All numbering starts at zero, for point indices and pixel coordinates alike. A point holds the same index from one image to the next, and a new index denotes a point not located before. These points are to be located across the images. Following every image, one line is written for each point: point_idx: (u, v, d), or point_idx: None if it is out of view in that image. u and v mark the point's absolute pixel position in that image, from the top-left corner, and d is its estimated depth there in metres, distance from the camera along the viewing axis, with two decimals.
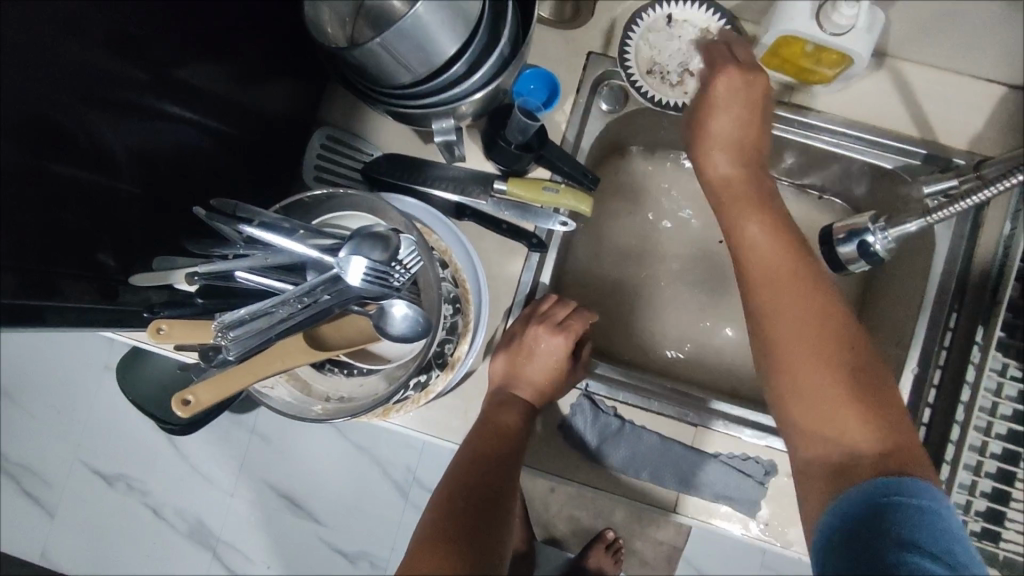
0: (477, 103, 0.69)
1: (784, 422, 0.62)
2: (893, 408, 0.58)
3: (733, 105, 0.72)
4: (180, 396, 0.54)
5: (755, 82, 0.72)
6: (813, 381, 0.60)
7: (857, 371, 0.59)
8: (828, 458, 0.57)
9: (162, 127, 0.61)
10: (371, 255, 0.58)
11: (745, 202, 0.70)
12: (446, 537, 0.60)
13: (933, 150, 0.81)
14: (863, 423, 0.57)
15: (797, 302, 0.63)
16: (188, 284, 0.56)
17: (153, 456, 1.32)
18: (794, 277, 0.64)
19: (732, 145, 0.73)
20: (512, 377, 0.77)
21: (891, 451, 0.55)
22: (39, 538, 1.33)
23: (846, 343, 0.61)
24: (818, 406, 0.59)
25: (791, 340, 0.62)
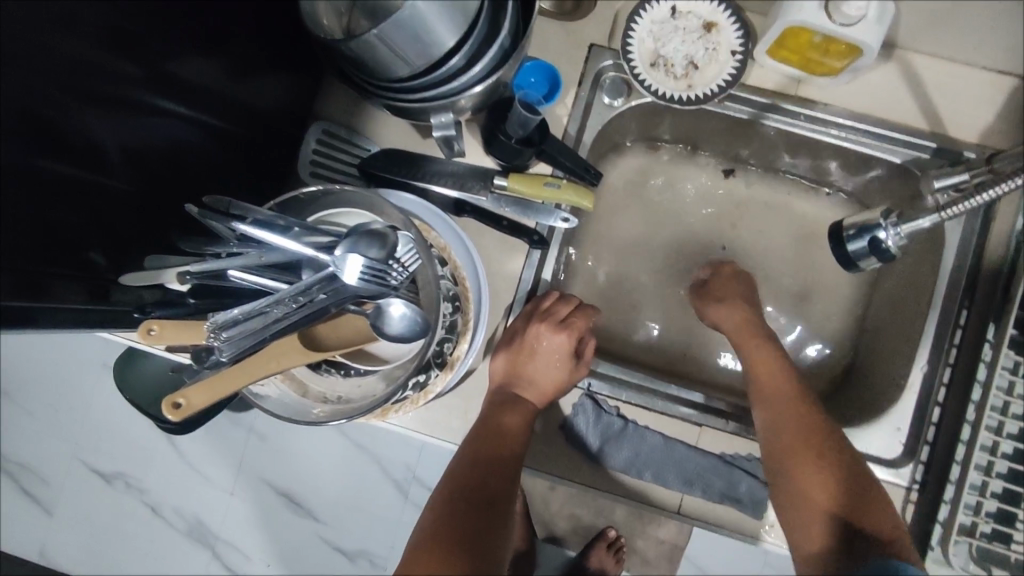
0: (476, 96, 0.67)
1: (785, 513, 0.71)
2: (885, 508, 0.68)
3: (728, 294, 0.85)
4: (172, 399, 0.52)
5: (745, 281, 0.86)
6: (814, 482, 0.69)
7: (850, 474, 0.69)
8: (829, 546, 0.66)
9: (154, 123, 0.60)
10: (368, 252, 0.57)
11: (758, 351, 0.79)
12: (444, 539, 0.60)
13: (943, 144, 0.79)
14: (857, 516, 0.67)
15: (797, 418, 0.73)
16: (180, 284, 0.55)
17: (149, 454, 1.23)
18: (790, 388, 0.75)
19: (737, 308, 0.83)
20: (513, 377, 0.75)
21: (886, 543, 0.65)
22: (37, 537, 1.25)
23: (836, 448, 0.71)
24: (818, 504, 0.68)
25: (791, 447, 0.71)
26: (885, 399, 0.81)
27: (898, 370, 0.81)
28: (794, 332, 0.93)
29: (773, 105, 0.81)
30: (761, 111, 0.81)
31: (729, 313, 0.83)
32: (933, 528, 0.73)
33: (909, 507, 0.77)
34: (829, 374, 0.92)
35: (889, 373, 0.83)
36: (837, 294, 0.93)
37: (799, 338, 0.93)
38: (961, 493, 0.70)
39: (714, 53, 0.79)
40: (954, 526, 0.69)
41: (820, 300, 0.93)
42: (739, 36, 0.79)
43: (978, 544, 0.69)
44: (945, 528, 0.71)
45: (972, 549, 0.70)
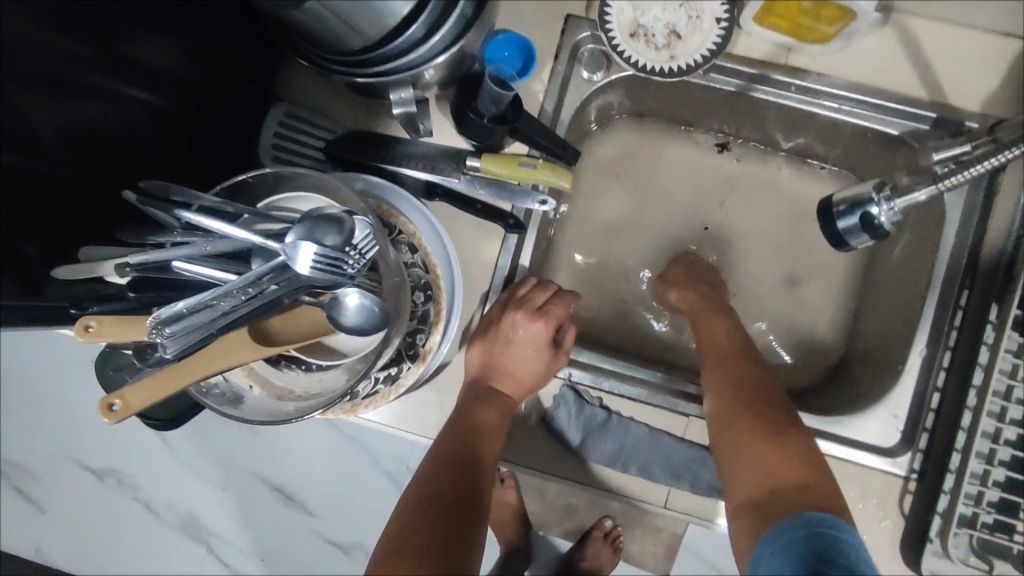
0: (438, 67, 0.64)
1: (724, 473, 0.64)
2: (820, 462, 0.61)
3: (691, 279, 0.83)
4: (105, 400, 0.50)
5: (702, 268, 0.85)
6: (746, 433, 0.63)
7: (786, 427, 0.64)
8: (757, 493, 0.59)
9: (94, 105, 0.56)
10: (324, 240, 0.53)
11: (711, 323, 0.76)
12: (409, 548, 0.55)
13: (942, 113, 0.75)
14: (788, 464, 0.60)
15: (737, 375, 0.69)
16: (120, 276, 0.51)
17: (139, 449, 1.12)
18: (727, 351, 0.72)
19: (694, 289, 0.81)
20: (488, 368, 0.72)
21: (814, 488, 0.57)
22: (28, 534, 1.13)
23: (770, 408, 0.65)
24: (750, 454, 0.62)
25: (726, 406, 0.67)
26: (881, 384, 0.78)
27: (896, 354, 0.77)
28: (787, 314, 0.89)
29: (760, 76, 0.77)
30: (750, 83, 0.77)
31: (687, 294, 0.81)
32: (931, 519, 0.70)
33: (906, 496, 0.74)
34: (824, 358, 0.88)
35: (886, 357, 0.79)
36: (833, 275, 0.89)
37: (793, 321, 0.89)
38: (960, 483, 0.66)
39: (698, 21, 0.74)
40: (953, 517, 0.66)
41: (815, 281, 0.89)
42: (725, 2, 0.74)
43: (979, 536, 0.65)
44: (944, 519, 0.67)
45: (972, 540, 0.67)
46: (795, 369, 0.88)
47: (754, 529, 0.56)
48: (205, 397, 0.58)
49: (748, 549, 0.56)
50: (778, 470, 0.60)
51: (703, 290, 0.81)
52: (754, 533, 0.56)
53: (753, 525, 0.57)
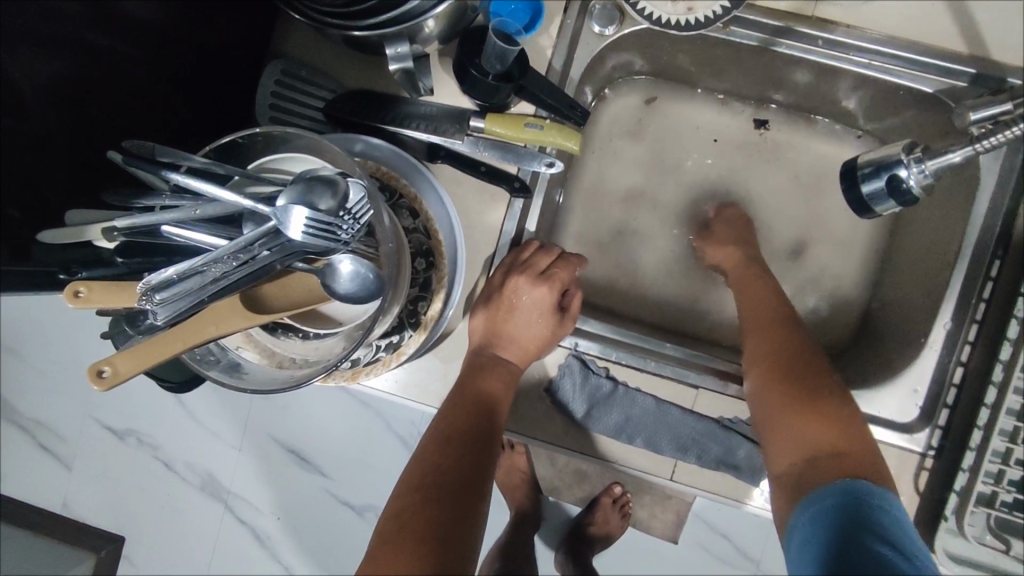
0: (440, 20, 0.60)
1: (761, 441, 0.63)
2: (861, 429, 0.60)
3: (731, 236, 0.80)
4: (95, 365, 0.47)
5: (747, 223, 0.82)
6: (780, 403, 0.62)
7: (823, 391, 0.62)
8: (793, 464, 0.59)
9: (74, 60, 0.54)
10: (317, 204, 0.51)
11: (751, 289, 0.73)
12: (416, 528, 0.54)
13: (984, 69, 0.69)
14: (824, 434, 0.59)
15: (773, 344, 0.66)
16: (109, 241, 0.51)
17: (156, 409, 1.14)
18: (766, 313, 0.70)
19: (740, 246, 0.78)
20: (493, 335, 0.70)
21: (848, 455, 0.57)
22: (53, 489, 1.16)
23: (807, 368, 0.64)
24: (787, 423, 0.61)
25: (764, 368, 0.65)
26: (903, 357, 0.74)
27: (919, 326, 0.74)
28: (806, 285, 0.86)
29: (786, 29, 0.72)
30: (773, 36, 0.72)
31: (732, 249, 0.78)
32: (947, 496, 0.68)
33: (923, 474, 0.71)
34: (844, 330, 0.85)
35: (908, 329, 0.76)
36: (855, 244, 0.85)
37: (812, 291, 0.85)
38: (981, 459, 0.63)
39: None
40: (970, 496, 0.63)
41: (836, 248, 0.86)
42: None
43: (997, 514, 0.63)
44: (962, 498, 0.65)
45: (990, 519, 0.64)
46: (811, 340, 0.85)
47: (790, 502, 0.56)
48: (201, 366, 0.56)
49: (785, 516, 0.56)
50: (816, 435, 0.59)
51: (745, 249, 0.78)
52: (792, 504, 0.56)
53: (788, 494, 0.57)
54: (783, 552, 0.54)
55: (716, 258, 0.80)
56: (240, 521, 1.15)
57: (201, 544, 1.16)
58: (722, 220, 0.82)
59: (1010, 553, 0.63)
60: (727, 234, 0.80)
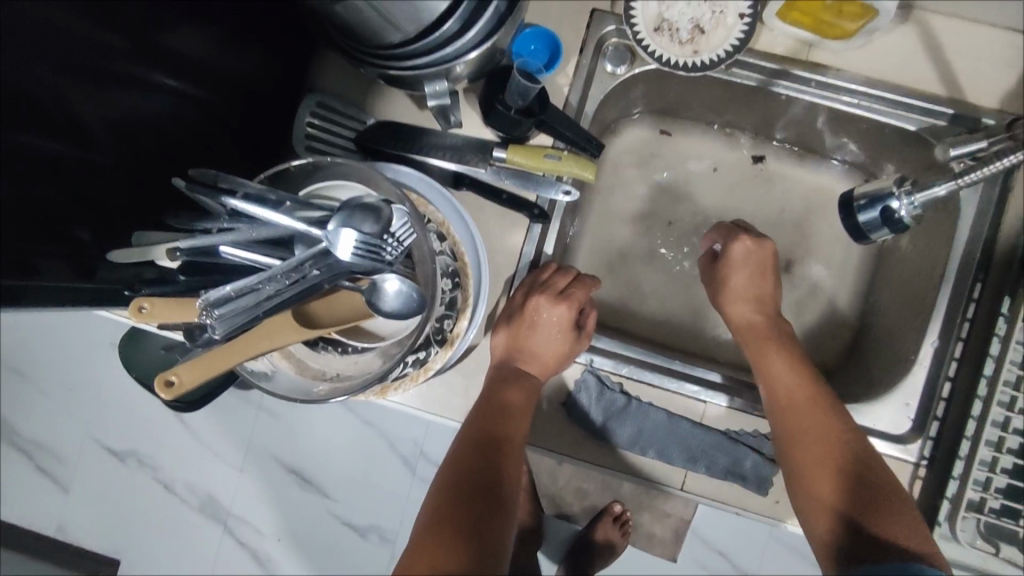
0: (471, 64, 0.66)
1: (805, 521, 0.68)
2: (902, 494, 0.65)
3: (748, 287, 0.80)
4: (163, 375, 0.51)
5: (766, 259, 0.80)
6: (824, 476, 0.67)
7: (865, 476, 0.66)
8: (842, 546, 0.63)
9: (139, 96, 0.59)
10: (362, 227, 0.55)
11: (769, 350, 0.76)
12: (452, 526, 0.58)
13: (962, 110, 0.76)
14: (872, 517, 0.63)
15: (811, 423, 0.70)
16: (170, 260, 0.53)
17: (160, 431, 1.15)
18: (799, 387, 0.73)
19: (761, 306, 0.80)
20: (516, 350, 0.74)
21: (898, 536, 0.61)
22: (50, 513, 1.17)
23: (846, 450, 0.68)
24: (834, 509, 0.65)
25: (805, 451, 0.69)
26: (894, 374, 0.80)
27: (908, 344, 0.79)
28: (800, 307, 0.91)
29: (783, 71, 0.78)
30: (771, 78, 0.79)
31: (752, 306, 0.80)
32: (940, 504, 0.72)
33: (916, 483, 0.76)
34: (836, 349, 0.90)
35: (898, 347, 0.81)
36: (845, 268, 0.91)
37: (804, 313, 0.91)
38: (970, 467, 0.68)
39: (721, 16, 0.76)
40: (962, 502, 0.68)
41: (827, 272, 0.91)
42: None
43: (986, 519, 0.68)
44: (953, 504, 0.69)
45: (980, 524, 0.69)
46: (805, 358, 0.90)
47: None
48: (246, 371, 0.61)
49: None
50: (868, 517, 0.63)
51: (765, 309, 0.80)
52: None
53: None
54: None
55: (735, 316, 0.80)
56: (241, 544, 1.17)
57: (200, 566, 1.17)
58: (734, 270, 0.80)
59: (1000, 557, 0.68)
60: (749, 290, 0.80)
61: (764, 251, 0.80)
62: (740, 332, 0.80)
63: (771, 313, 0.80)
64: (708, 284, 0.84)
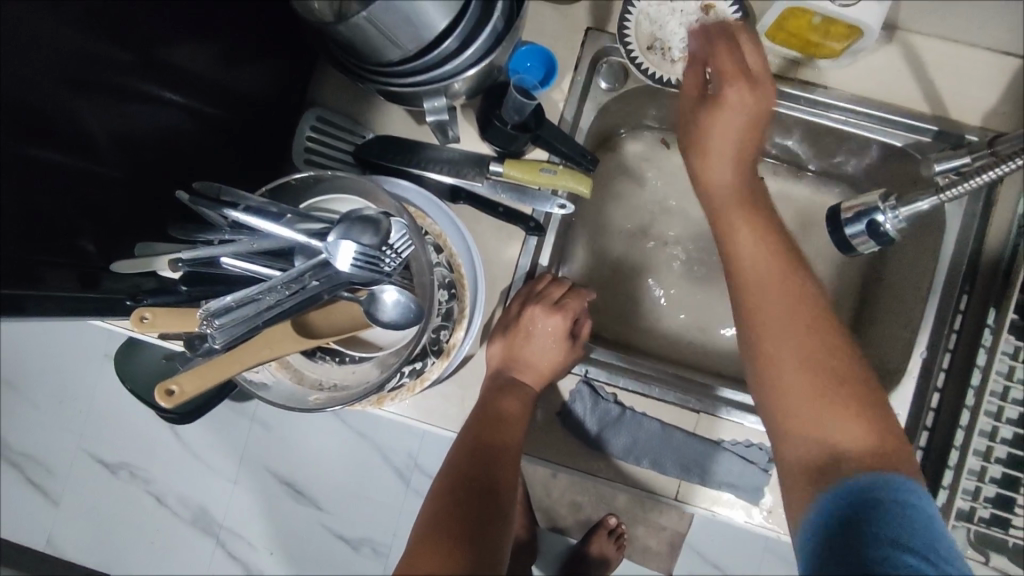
0: (469, 81, 0.67)
1: (774, 433, 0.61)
2: (888, 413, 0.58)
3: (726, 139, 0.68)
4: (164, 385, 0.52)
5: (758, 122, 0.68)
6: (806, 393, 0.59)
7: (849, 383, 0.59)
8: (813, 462, 0.57)
9: (144, 110, 0.60)
10: (361, 239, 0.56)
11: (743, 229, 0.67)
12: (449, 532, 0.59)
13: (946, 127, 0.78)
14: (851, 430, 0.56)
15: (790, 320, 0.62)
16: (172, 271, 0.55)
17: (153, 443, 1.15)
18: (775, 277, 0.64)
19: (743, 68, 0.67)
20: (511, 361, 0.75)
21: (881, 456, 0.55)
22: (39, 527, 1.16)
23: (825, 348, 0.61)
24: (813, 418, 0.58)
25: (783, 358, 0.61)
26: (884, 385, 0.81)
27: (897, 355, 0.81)
28: None
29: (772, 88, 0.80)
30: None
31: (730, 174, 0.69)
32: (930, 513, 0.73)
33: None
34: None
35: (888, 359, 0.82)
36: (836, 281, 0.93)
37: None
38: (959, 477, 0.69)
39: None
40: (952, 511, 0.69)
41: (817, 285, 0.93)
42: (738, 18, 0.78)
43: (975, 529, 0.69)
44: (943, 514, 0.70)
45: (970, 534, 0.70)
46: None
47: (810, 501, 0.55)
48: (248, 383, 0.62)
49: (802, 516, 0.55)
50: (845, 432, 0.57)
51: (742, 171, 0.70)
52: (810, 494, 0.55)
53: (809, 493, 0.55)
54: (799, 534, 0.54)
55: (708, 173, 0.70)
56: (232, 558, 1.16)
57: None
58: (710, 107, 0.68)
59: (990, 565, 0.69)
60: (726, 139, 0.68)
61: (760, 95, 0.67)
62: (711, 208, 0.71)
63: (749, 178, 0.70)
64: (679, 123, 0.73)
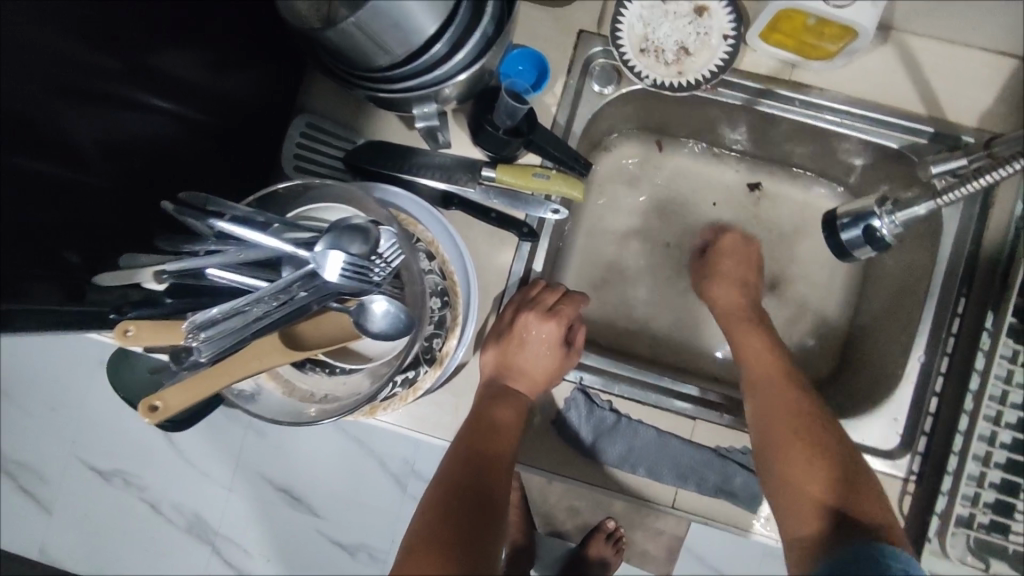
0: (459, 85, 0.66)
1: (777, 498, 0.68)
2: (876, 492, 0.66)
3: (730, 268, 0.86)
4: (148, 400, 0.51)
5: (749, 255, 0.88)
6: (807, 462, 0.67)
7: (842, 457, 0.68)
8: (817, 526, 0.64)
9: (133, 118, 0.59)
10: (350, 248, 0.55)
11: (750, 336, 0.79)
12: (439, 545, 0.58)
13: (942, 129, 0.78)
14: (847, 497, 0.65)
15: (789, 401, 0.72)
16: (158, 282, 0.54)
17: (146, 450, 1.14)
18: (782, 371, 0.75)
19: (743, 286, 0.85)
20: (504, 368, 0.74)
21: (875, 522, 0.63)
22: (32, 535, 1.15)
23: (824, 429, 0.70)
24: (815, 484, 0.66)
25: (787, 432, 0.70)
26: (881, 390, 0.80)
27: (895, 359, 0.80)
28: (789, 322, 0.92)
29: (767, 90, 0.79)
30: (755, 97, 0.80)
31: (732, 294, 0.84)
32: (929, 519, 0.72)
33: (905, 498, 0.76)
34: (822, 365, 0.91)
35: (885, 363, 0.82)
36: (833, 284, 0.92)
37: (791, 329, 0.92)
38: (958, 483, 0.69)
39: (706, 37, 0.78)
40: (951, 518, 0.68)
41: (814, 288, 0.92)
42: (732, 19, 0.78)
43: (975, 535, 0.68)
44: (942, 520, 0.70)
45: (969, 539, 0.69)
46: None
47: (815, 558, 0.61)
48: (238, 401, 0.61)
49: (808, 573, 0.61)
50: (844, 499, 0.65)
51: (744, 300, 0.84)
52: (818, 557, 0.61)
53: (811, 552, 0.62)
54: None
55: (715, 295, 0.85)
56: (229, 564, 1.16)
57: None
58: (715, 256, 0.87)
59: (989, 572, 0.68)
60: (732, 269, 0.85)
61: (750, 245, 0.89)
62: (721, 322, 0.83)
63: (754, 310, 0.84)
64: (693, 270, 0.90)
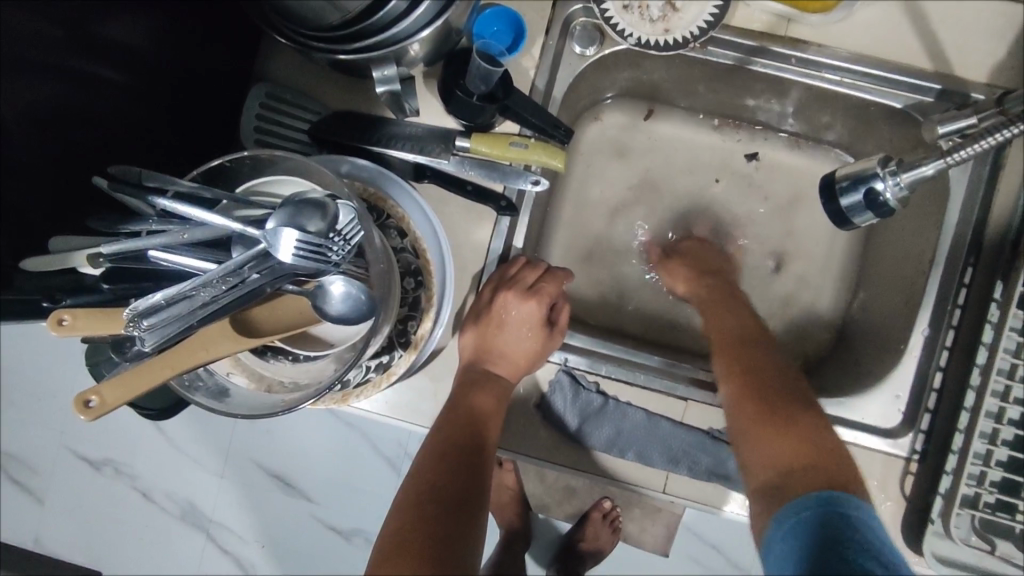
0: (425, 43, 0.61)
1: (738, 461, 0.64)
2: (830, 438, 0.61)
3: (689, 264, 0.82)
4: (82, 395, 0.47)
5: (716, 249, 0.84)
6: (753, 415, 0.64)
7: (795, 409, 0.63)
8: (768, 478, 0.59)
9: (68, 90, 0.54)
10: (307, 225, 0.51)
11: (715, 311, 0.76)
12: (415, 548, 0.54)
13: (948, 85, 0.72)
14: (795, 446, 0.60)
15: (741, 362, 0.69)
16: (93, 267, 0.50)
17: (133, 435, 1.06)
18: (736, 335, 0.72)
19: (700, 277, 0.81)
20: (482, 351, 0.70)
21: (821, 467, 0.57)
22: (24, 525, 1.08)
23: (774, 382, 0.66)
24: (760, 438, 0.62)
25: (738, 393, 0.66)
26: (883, 365, 0.76)
27: (898, 332, 0.76)
28: (788, 295, 0.87)
29: (759, 48, 0.74)
30: (749, 56, 0.74)
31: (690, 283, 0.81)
32: (933, 500, 0.69)
33: (908, 477, 0.73)
34: (822, 339, 0.87)
35: (889, 337, 0.78)
36: (834, 253, 0.87)
37: (790, 302, 0.87)
38: (963, 462, 0.65)
39: None
40: (955, 499, 0.65)
41: (814, 258, 0.88)
42: None
43: (980, 516, 0.64)
44: (946, 501, 0.66)
45: (974, 520, 0.66)
46: (793, 349, 0.86)
47: (766, 514, 0.57)
48: (188, 392, 0.56)
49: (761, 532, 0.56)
50: (791, 446, 0.60)
51: (707, 281, 0.80)
52: (767, 516, 0.56)
53: (763, 510, 0.58)
54: (762, 561, 0.54)
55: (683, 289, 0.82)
56: (224, 552, 1.09)
57: None
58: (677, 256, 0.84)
59: (995, 554, 0.65)
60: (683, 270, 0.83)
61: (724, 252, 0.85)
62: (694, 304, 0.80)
63: (723, 283, 0.80)
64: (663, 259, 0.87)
